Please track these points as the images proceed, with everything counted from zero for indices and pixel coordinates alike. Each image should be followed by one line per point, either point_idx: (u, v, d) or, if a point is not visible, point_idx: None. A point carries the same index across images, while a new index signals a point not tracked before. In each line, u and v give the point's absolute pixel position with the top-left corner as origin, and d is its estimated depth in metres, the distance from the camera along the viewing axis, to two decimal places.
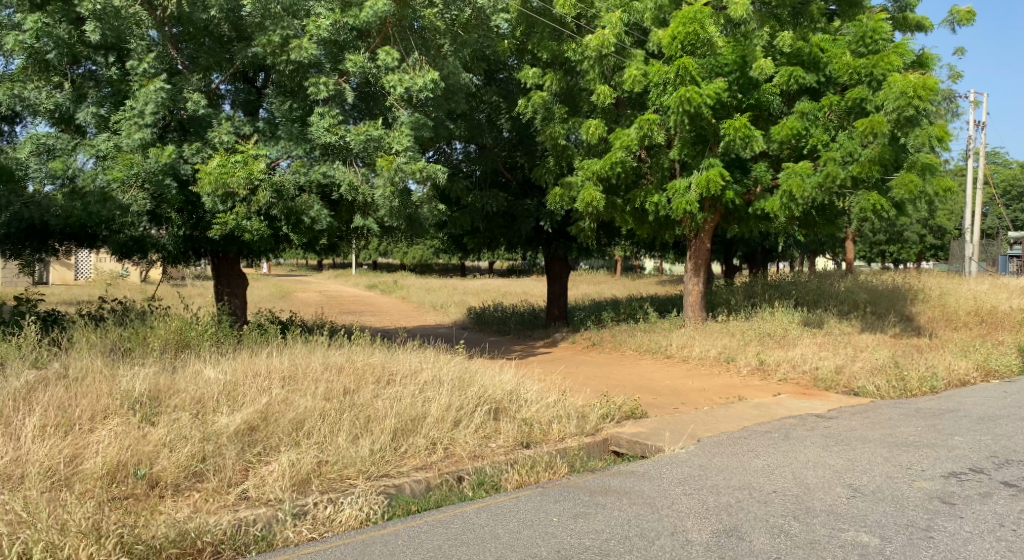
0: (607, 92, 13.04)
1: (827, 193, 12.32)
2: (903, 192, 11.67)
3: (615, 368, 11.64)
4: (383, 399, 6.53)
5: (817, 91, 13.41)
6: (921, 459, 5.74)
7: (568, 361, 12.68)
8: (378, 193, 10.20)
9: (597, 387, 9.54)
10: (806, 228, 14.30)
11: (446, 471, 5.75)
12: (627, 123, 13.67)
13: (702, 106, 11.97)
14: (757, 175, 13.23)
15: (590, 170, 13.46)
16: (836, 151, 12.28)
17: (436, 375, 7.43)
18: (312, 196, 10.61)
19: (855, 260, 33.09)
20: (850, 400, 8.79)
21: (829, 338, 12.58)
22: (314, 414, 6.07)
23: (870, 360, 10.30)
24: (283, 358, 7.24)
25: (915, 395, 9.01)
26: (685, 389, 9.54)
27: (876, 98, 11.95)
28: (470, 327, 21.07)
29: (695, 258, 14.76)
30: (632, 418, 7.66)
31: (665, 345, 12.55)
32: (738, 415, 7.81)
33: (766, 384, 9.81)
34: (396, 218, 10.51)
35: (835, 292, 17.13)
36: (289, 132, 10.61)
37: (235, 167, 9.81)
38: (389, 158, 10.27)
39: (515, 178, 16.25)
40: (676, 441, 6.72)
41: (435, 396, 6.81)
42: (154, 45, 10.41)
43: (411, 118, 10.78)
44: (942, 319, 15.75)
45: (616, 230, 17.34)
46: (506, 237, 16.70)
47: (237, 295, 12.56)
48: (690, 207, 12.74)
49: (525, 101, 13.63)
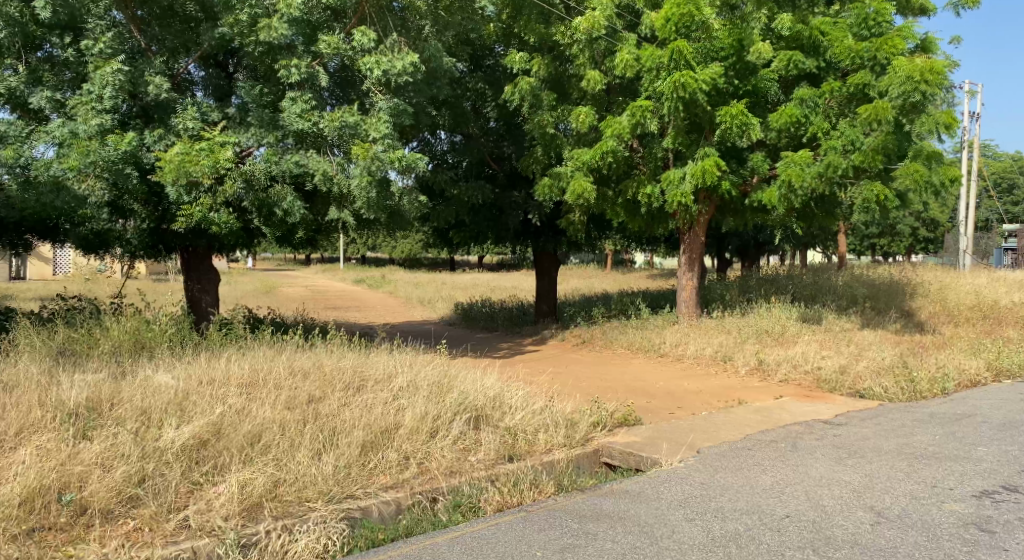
0: (597, 78, 12.44)
1: (827, 184, 11.77)
2: (908, 182, 11.11)
3: (606, 368, 11.03)
4: (351, 408, 5.93)
5: (816, 78, 12.83)
6: (946, 475, 5.21)
7: (557, 360, 12.07)
8: (354, 183, 9.57)
9: (587, 390, 8.95)
10: (804, 220, 13.75)
11: (419, 490, 5.19)
12: (619, 110, 13.07)
13: (697, 92, 11.40)
14: (754, 166, 12.66)
15: (580, 160, 12.88)
16: (837, 139, 11.72)
17: (412, 379, 6.82)
18: (286, 186, 9.99)
19: (848, 254, 32.60)
20: (858, 403, 8.23)
21: (830, 336, 12.01)
22: (273, 426, 5.46)
23: (875, 359, 9.76)
24: (244, 364, 6.60)
25: (926, 397, 8.48)
26: (680, 392, 8.97)
27: (879, 83, 11.41)
28: (457, 323, 20.43)
29: (689, 252, 14.16)
30: (625, 425, 7.08)
31: (659, 343, 11.98)
32: (739, 422, 7.24)
33: (766, 386, 9.25)
34: (375, 210, 9.89)
35: (833, 286, 16.59)
36: (260, 118, 9.98)
37: (199, 155, 9.16)
38: (366, 145, 9.63)
39: (502, 169, 15.55)
40: (674, 453, 6.14)
41: (409, 404, 6.22)
42: (115, 26, 9.76)
43: (390, 104, 10.15)
44: (943, 314, 15.24)
45: (607, 223, 16.75)
46: (493, 231, 16.07)
47: (208, 292, 11.85)
48: (685, 198, 12.15)
49: (511, 87, 13.02)
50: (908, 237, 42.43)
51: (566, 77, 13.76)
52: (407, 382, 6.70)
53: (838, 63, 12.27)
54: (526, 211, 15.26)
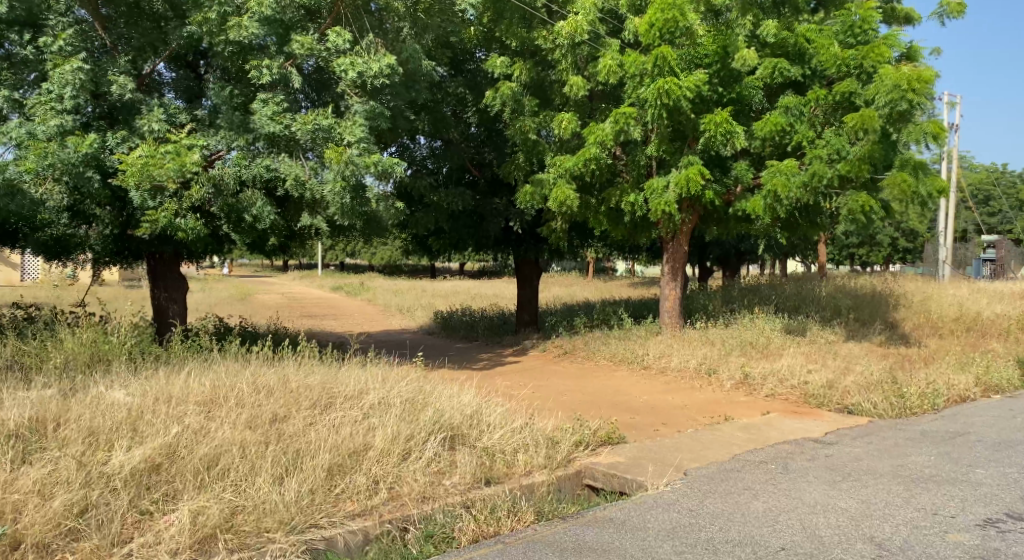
0: (580, 84, 12.17)
1: (812, 193, 11.59)
2: (894, 192, 10.93)
3: (588, 381, 10.71)
4: (317, 428, 5.59)
5: (801, 86, 12.60)
6: (947, 502, 4.95)
7: (537, 372, 11.73)
8: (327, 188, 9.21)
9: (568, 405, 8.63)
10: (789, 230, 13.54)
11: (389, 518, 4.86)
12: (602, 117, 12.81)
13: (681, 99, 11.18)
14: (738, 175, 12.43)
15: (562, 168, 12.60)
16: (823, 148, 11.54)
17: (386, 396, 6.47)
18: (257, 191, 9.64)
19: (827, 263, 32.59)
20: (847, 420, 7.97)
21: (816, 348, 11.78)
22: (232, 448, 5.10)
23: (863, 373, 9.52)
24: (206, 380, 6.22)
25: (916, 413, 8.24)
26: (665, 407, 8.67)
27: (865, 92, 11.23)
28: (436, 332, 20.04)
29: (672, 261, 13.89)
30: (608, 444, 6.76)
31: (642, 355, 11.69)
32: (726, 440, 6.95)
33: (753, 401, 8.98)
34: (349, 217, 9.54)
35: (817, 297, 16.40)
36: (229, 121, 9.60)
37: (164, 159, 8.77)
38: (340, 149, 9.28)
39: (483, 176, 15.22)
40: (660, 475, 5.83)
41: (382, 422, 5.89)
42: (78, 23, 9.38)
43: (365, 107, 9.82)
44: (926, 326, 15.09)
45: (589, 231, 16.48)
46: (473, 238, 15.74)
47: (176, 300, 11.39)
48: (669, 208, 11.90)
49: (492, 92, 12.73)
50: (886, 247, 42.60)
51: (548, 83, 13.49)
52: (381, 399, 6.35)
53: (824, 71, 12.07)
54: (507, 218, 14.95)
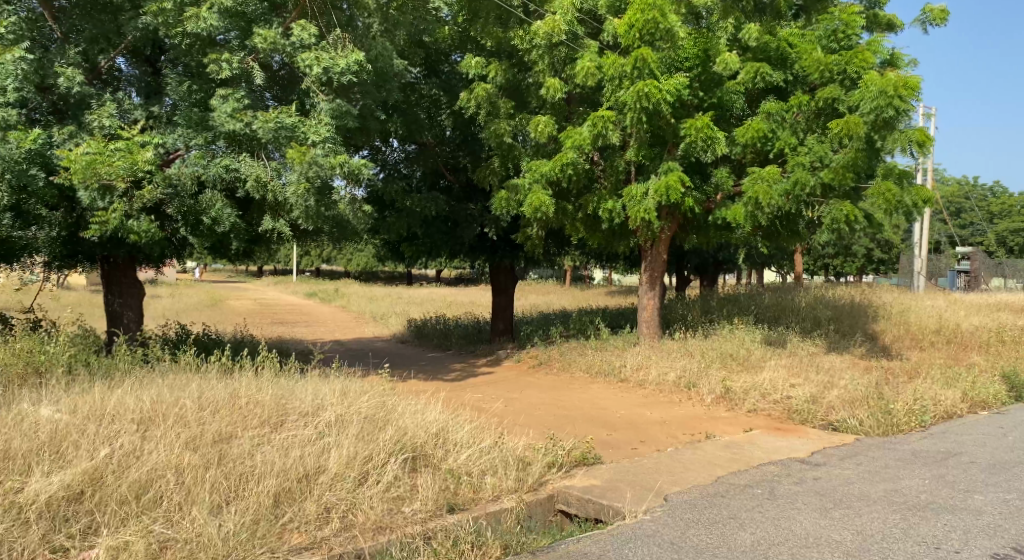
0: (557, 86, 11.78)
1: (794, 202, 11.30)
2: (878, 202, 10.62)
3: (563, 394, 10.29)
4: (265, 448, 5.12)
5: (783, 92, 12.26)
6: (948, 533, 4.57)
7: (511, 384, 11.28)
8: (289, 189, 8.73)
9: (541, 421, 8.19)
10: (769, 239, 13.23)
11: (339, 553, 4.40)
12: (579, 120, 12.43)
13: (661, 103, 10.85)
14: (718, 182, 12.10)
15: (539, 172, 12.20)
16: (805, 155, 11.30)
17: (345, 412, 5.99)
18: (217, 193, 9.19)
19: (803, 273, 32.49)
20: (832, 438, 7.61)
21: (797, 361, 11.45)
22: (167, 471, 4.63)
23: (848, 388, 9.18)
24: (147, 394, 5.72)
25: (904, 430, 7.90)
26: (643, 423, 8.27)
27: (849, 98, 10.97)
28: (409, 341, 19.53)
29: (651, 269, 13.51)
30: (583, 465, 6.34)
31: (619, 367, 11.27)
32: (708, 461, 6.55)
33: (734, 417, 8.59)
34: (313, 220, 9.05)
35: (797, 308, 16.11)
36: (187, 118, 9.11)
37: (115, 156, 8.27)
38: (303, 149, 8.79)
39: (458, 181, 14.79)
40: (639, 501, 5.41)
41: (339, 442, 5.42)
42: (24, 12, 8.87)
43: (332, 106, 9.38)
44: (906, 338, 14.85)
45: (566, 239, 16.10)
46: (447, 245, 15.29)
47: (132, 307, 10.79)
48: (648, 215, 11.53)
49: (467, 94, 12.40)
50: (861, 257, 42.70)
51: (525, 85, 13.11)
52: (339, 415, 5.88)
53: (807, 77, 11.77)
54: (481, 224, 14.52)
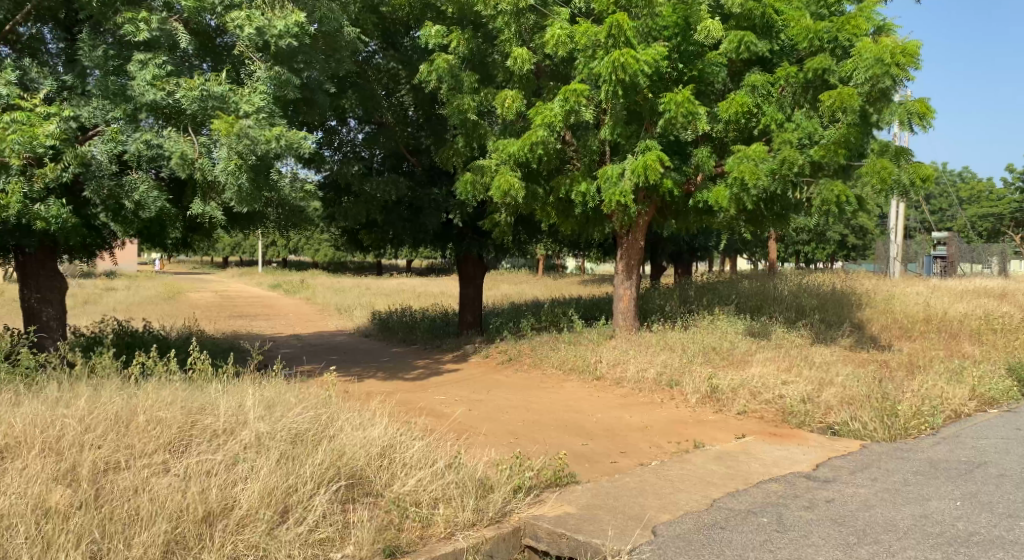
0: (525, 56, 10.79)
1: (781, 182, 10.41)
2: (872, 180, 9.75)
3: (533, 395, 9.33)
4: (159, 481, 4.15)
5: (768, 63, 11.36)
6: None
7: (476, 384, 10.30)
8: (219, 166, 7.76)
9: (508, 430, 7.22)
10: (753, 223, 12.38)
11: None
12: (550, 95, 11.43)
13: (638, 75, 9.94)
14: (698, 162, 11.18)
15: (506, 152, 11.22)
16: (793, 132, 10.41)
17: (270, 426, 5.04)
18: (142, 174, 8.15)
19: (777, 261, 31.84)
20: (836, 445, 6.75)
21: (785, 354, 10.59)
22: (23, 519, 3.66)
23: (846, 386, 8.33)
24: (20, 414, 4.69)
25: (914, 434, 7.06)
26: (622, 429, 7.34)
27: (841, 69, 10.08)
28: (372, 335, 18.44)
29: (627, 258, 12.55)
30: (556, 487, 5.41)
31: (594, 363, 10.33)
32: (699, 478, 5.64)
33: (723, 421, 7.71)
34: (248, 203, 8.06)
35: (779, 296, 15.29)
36: (103, 87, 8.03)
37: (12, 130, 7.17)
38: (231, 120, 7.85)
39: (420, 163, 13.80)
40: (624, 535, 4.51)
41: (258, 466, 4.50)
42: None
43: (268, 72, 8.47)
44: (894, 327, 14.08)
45: (537, 225, 15.12)
46: (409, 232, 14.23)
47: (51, 303, 9.59)
48: (624, 198, 10.59)
49: (427, 66, 11.28)
50: (834, 243, 42.22)
51: (489, 57, 12.12)
52: (264, 431, 4.93)
53: (794, 46, 10.91)
54: (446, 210, 13.50)
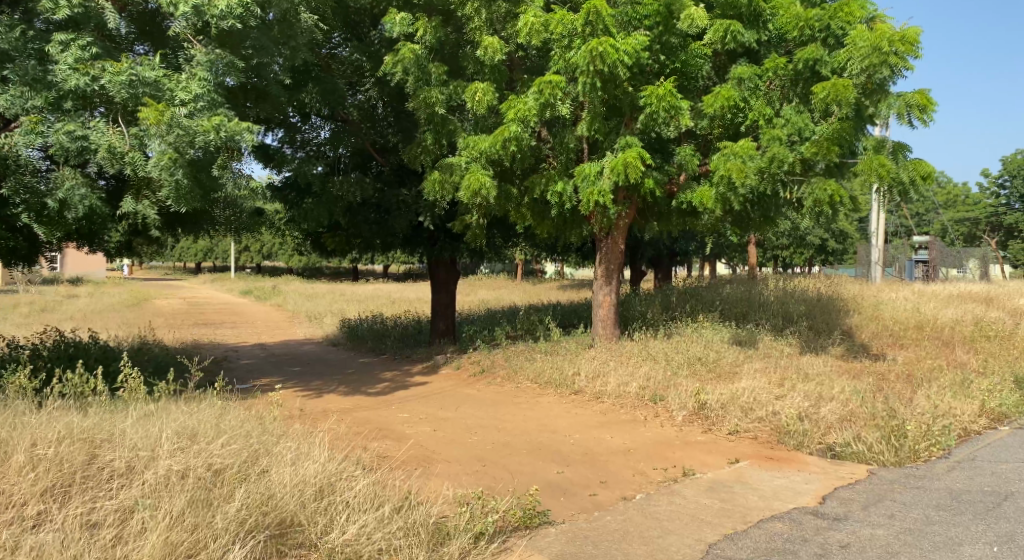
0: (496, 46, 10.07)
1: (771, 181, 9.71)
2: (868, 178, 9.03)
3: (505, 413, 8.54)
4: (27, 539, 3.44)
5: (756, 55, 10.65)
6: None
7: (444, 400, 9.50)
8: (151, 161, 7.04)
9: (474, 456, 6.44)
10: (738, 225, 11.68)
11: None
12: (523, 87, 10.69)
13: (618, 65, 9.24)
14: (681, 161, 10.48)
15: (477, 149, 10.45)
16: (782, 128, 9.68)
17: (182, 460, 4.32)
18: (68, 170, 7.30)
19: (757, 265, 31.27)
20: (840, 471, 6.04)
21: (775, 365, 9.91)
22: None
23: (845, 402, 7.63)
24: None
25: (925, 456, 6.36)
26: (603, 453, 6.59)
27: (834, 59, 9.41)
28: (340, 344, 17.56)
29: (607, 262, 11.81)
30: (525, 531, 4.67)
31: (572, 376, 9.58)
32: (691, 517, 4.90)
33: (713, 442, 6.98)
34: (185, 201, 7.31)
35: (765, 302, 14.62)
36: (22, 72, 7.15)
37: None
38: (162, 107, 7.13)
39: (388, 163, 13.04)
40: None
41: (159, 512, 3.81)
42: None
43: (205, 56, 7.77)
44: (885, 334, 13.44)
45: (512, 227, 14.36)
46: (377, 236, 13.42)
47: None
48: (603, 198, 9.86)
49: (391, 57, 10.49)
50: (814, 248, 41.86)
51: (458, 49, 11.38)
52: (173, 466, 4.22)
53: (783, 37, 10.23)
54: (415, 212, 12.70)
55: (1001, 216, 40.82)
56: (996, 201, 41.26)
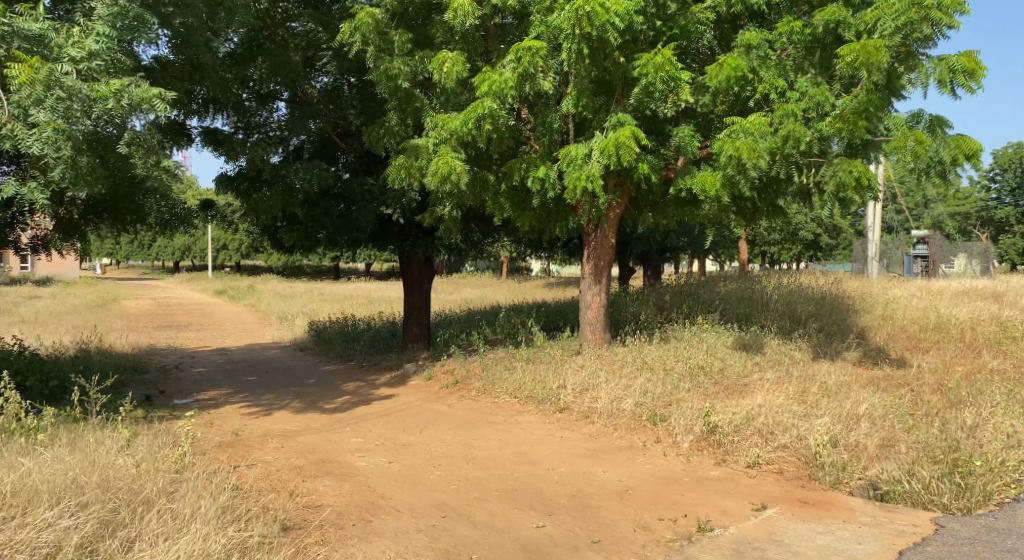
0: (468, 9, 8.75)
1: (785, 162, 8.43)
2: (901, 157, 7.74)
3: (477, 437, 7.18)
4: None
5: (763, 19, 9.33)
6: None
7: (408, 419, 8.13)
8: (32, 133, 5.61)
9: (433, 504, 5.11)
10: (743, 215, 10.34)
11: None
12: (499, 57, 9.34)
13: (608, 27, 7.88)
14: (679, 142, 9.14)
15: (446, 129, 9.05)
16: (797, 102, 8.33)
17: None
18: None
19: (748, 261, 30.03)
20: (898, 520, 4.77)
21: (790, 375, 8.61)
22: None
23: (884, 426, 6.35)
24: None
25: (999, 500, 5.15)
26: (594, 496, 5.28)
27: (859, 19, 8.05)
28: (306, 349, 16.10)
29: (596, 258, 10.45)
30: None
31: (556, 390, 8.23)
32: None
33: (731, 478, 5.66)
34: (84, 182, 5.96)
35: (768, 301, 13.32)
36: None
37: None
38: (39, 62, 5.71)
39: (351, 149, 11.62)
40: None
41: None
42: None
43: (108, 8, 6.21)
44: (902, 337, 12.17)
45: (490, 219, 13.00)
46: (340, 231, 11.98)
47: None
48: (592, 184, 8.47)
49: (347, 23, 9.14)
50: (806, 245, 40.71)
51: (426, 16, 10.03)
52: None
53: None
54: (382, 203, 11.28)
55: (993, 211, 39.87)
56: (988, 195, 40.25)
